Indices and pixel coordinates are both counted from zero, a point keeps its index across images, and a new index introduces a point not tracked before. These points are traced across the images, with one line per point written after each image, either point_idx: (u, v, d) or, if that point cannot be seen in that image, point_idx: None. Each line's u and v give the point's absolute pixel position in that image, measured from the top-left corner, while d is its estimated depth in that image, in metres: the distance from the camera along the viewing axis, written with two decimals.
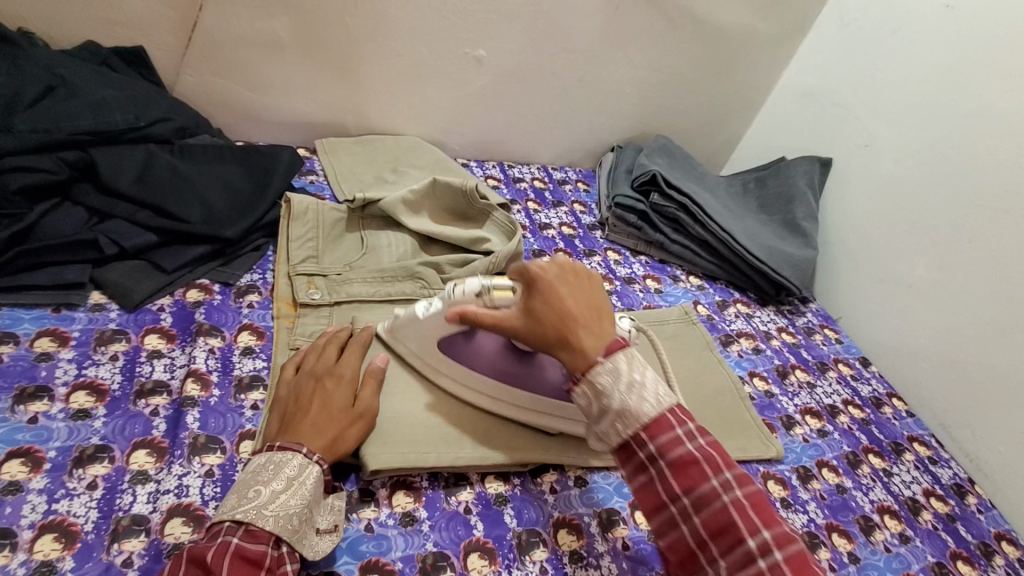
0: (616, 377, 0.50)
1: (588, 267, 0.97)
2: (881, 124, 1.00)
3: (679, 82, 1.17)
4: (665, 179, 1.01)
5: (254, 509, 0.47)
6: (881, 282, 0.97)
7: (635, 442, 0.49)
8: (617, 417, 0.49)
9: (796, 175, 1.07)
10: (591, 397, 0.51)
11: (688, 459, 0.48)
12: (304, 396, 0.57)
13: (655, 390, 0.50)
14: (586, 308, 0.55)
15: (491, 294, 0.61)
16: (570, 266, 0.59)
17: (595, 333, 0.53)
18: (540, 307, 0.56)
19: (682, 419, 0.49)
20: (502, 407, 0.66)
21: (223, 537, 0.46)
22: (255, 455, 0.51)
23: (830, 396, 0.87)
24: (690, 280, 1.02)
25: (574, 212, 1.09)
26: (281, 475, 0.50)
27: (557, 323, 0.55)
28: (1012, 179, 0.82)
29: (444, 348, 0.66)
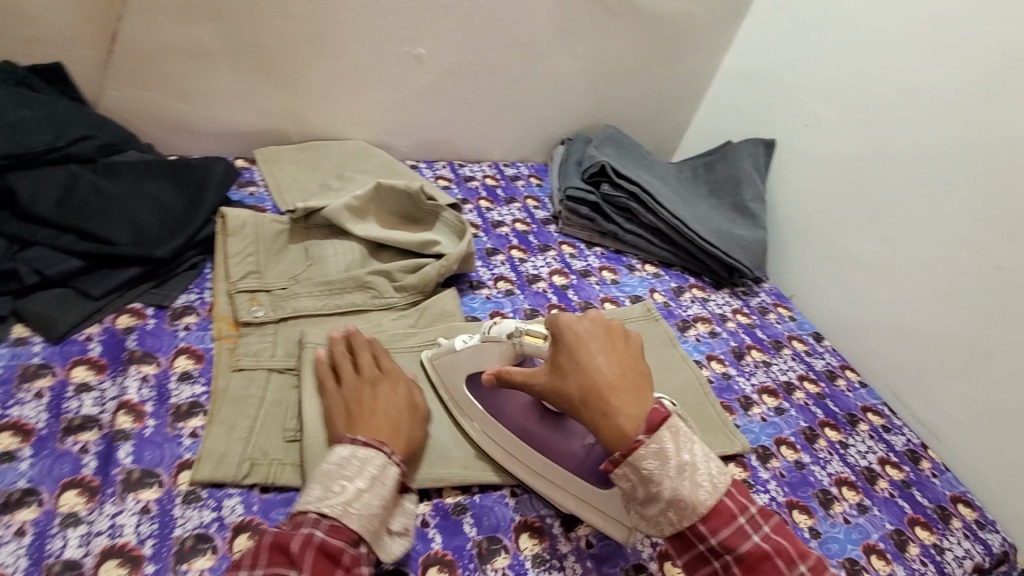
0: (665, 460, 0.48)
1: (543, 263, 0.96)
2: (820, 103, 1.02)
3: (624, 71, 1.17)
4: (615, 171, 1.01)
5: (339, 505, 0.48)
6: (829, 258, 0.99)
7: (694, 536, 0.48)
8: (671, 507, 0.48)
9: (742, 158, 1.09)
10: (635, 481, 0.49)
11: (756, 553, 0.47)
12: (367, 397, 0.59)
13: (710, 474, 0.49)
14: (619, 370, 0.54)
15: (522, 340, 0.61)
16: (610, 330, 0.57)
17: (632, 402, 0.52)
18: (570, 370, 0.55)
19: (742, 505, 0.49)
20: (512, 463, 0.63)
21: (308, 528, 0.47)
22: (338, 445, 0.52)
23: (786, 372, 0.88)
24: (646, 269, 1.02)
25: (527, 208, 1.08)
26: (365, 474, 0.51)
27: (590, 391, 0.53)
28: (944, 149, 0.85)
29: (474, 393, 0.66)
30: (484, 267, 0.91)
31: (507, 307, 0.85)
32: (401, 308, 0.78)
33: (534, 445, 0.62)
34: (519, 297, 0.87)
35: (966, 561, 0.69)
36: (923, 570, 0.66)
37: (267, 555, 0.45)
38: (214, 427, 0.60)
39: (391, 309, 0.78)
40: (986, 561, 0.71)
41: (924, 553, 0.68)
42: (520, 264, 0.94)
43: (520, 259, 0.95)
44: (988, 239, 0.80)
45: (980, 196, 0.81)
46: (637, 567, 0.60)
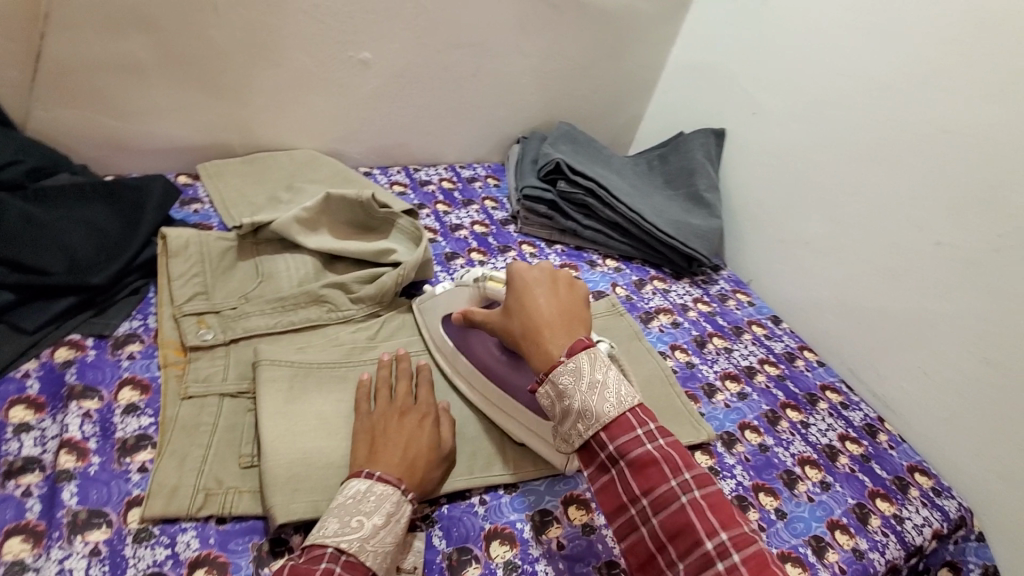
0: (577, 377, 0.53)
1: (504, 264, 0.95)
2: (764, 91, 1.04)
3: (574, 67, 1.17)
4: (570, 167, 1.01)
5: (357, 542, 0.49)
6: (783, 242, 1.02)
7: (596, 443, 0.52)
8: (579, 417, 0.52)
9: (694, 149, 1.11)
10: (553, 397, 0.54)
11: (649, 461, 0.50)
12: (393, 428, 0.59)
13: (617, 391, 0.52)
14: (558, 310, 0.59)
15: (485, 285, 0.68)
16: (558, 278, 0.63)
17: (562, 334, 0.57)
18: (515, 310, 0.61)
19: (642, 419, 0.52)
20: (473, 394, 0.69)
21: (326, 563, 0.47)
22: (353, 478, 0.52)
23: (747, 357, 0.90)
24: (607, 264, 1.02)
25: (485, 209, 1.07)
26: (382, 510, 0.51)
27: (528, 326, 0.59)
28: (882, 129, 0.87)
29: (447, 332, 0.73)
30: (444, 273, 0.89)
31: None
32: (360, 320, 0.76)
33: (492, 380, 0.68)
34: None
35: (924, 529, 0.72)
36: (884, 541, 0.68)
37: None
38: (164, 459, 0.57)
39: (350, 322, 0.75)
40: (943, 526, 0.73)
41: (885, 524, 0.70)
42: (480, 267, 0.93)
43: (480, 262, 0.94)
44: (927, 215, 0.82)
45: (917, 174, 0.83)
46: (610, 564, 0.60)
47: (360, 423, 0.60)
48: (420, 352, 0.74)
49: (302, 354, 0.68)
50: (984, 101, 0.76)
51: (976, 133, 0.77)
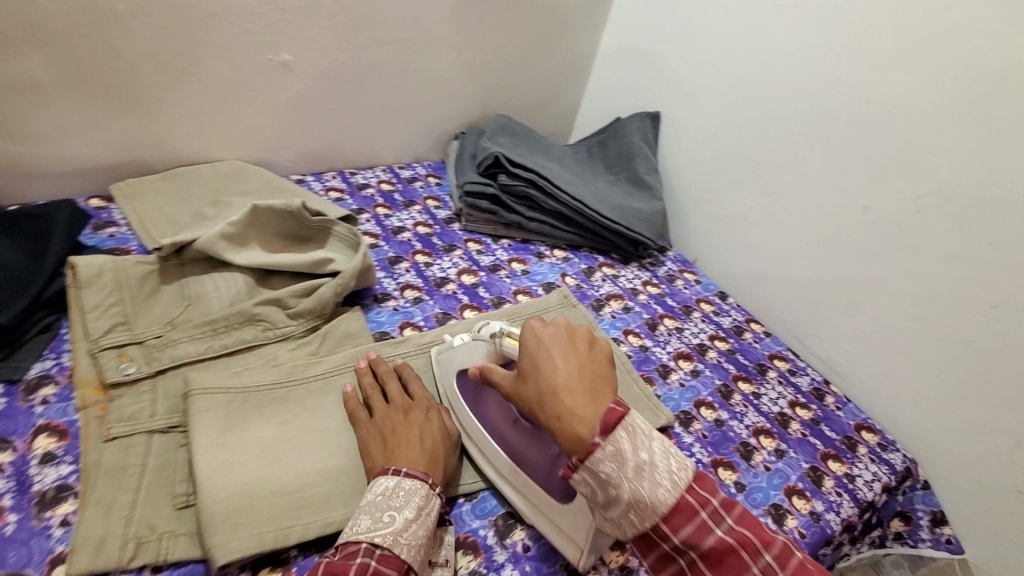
0: (621, 463, 0.47)
1: (450, 264, 0.93)
2: (694, 71, 1.05)
3: (506, 58, 1.15)
4: (509, 160, 0.99)
5: (391, 536, 0.49)
6: (723, 219, 1.04)
7: (657, 535, 0.46)
8: (632, 510, 0.46)
9: (631, 133, 1.11)
10: (594, 486, 0.48)
11: (721, 547, 0.45)
12: (401, 426, 0.60)
13: (669, 470, 0.47)
14: (581, 373, 0.53)
15: (503, 342, 0.64)
16: (578, 336, 0.56)
17: (591, 406, 0.50)
18: (531, 377, 0.54)
19: (704, 499, 0.47)
20: (485, 464, 0.64)
21: (362, 558, 0.47)
22: (382, 477, 0.53)
23: (698, 335, 0.91)
24: (555, 255, 1.02)
25: (428, 209, 1.05)
26: (412, 504, 0.52)
27: (549, 396, 0.52)
28: (807, 102, 0.89)
29: (460, 390, 0.68)
30: (388, 278, 0.86)
31: (418, 315, 0.82)
32: (300, 336, 0.73)
33: (505, 448, 0.63)
34: (429, 303, 0.84)
35: (874, 484, 0.74)
36: (838, 500, 0.70)
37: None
38: (90, 510, 0.52)
39: (289, 339, 0.72)
40: (892, 479, 0.77)
41: (838, 484, 0.72)
42: (425, 269, 0.90)
43: (426, 264, 0.91)
44: (854, 182, 0.85)
45: (841, 142, 0.85)
46: None
47: (368, 427, 0.61)
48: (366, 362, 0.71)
49: (237, 378, 0.64)
50: (896, 68, 0.78)
51: (891, 98, 0.79)
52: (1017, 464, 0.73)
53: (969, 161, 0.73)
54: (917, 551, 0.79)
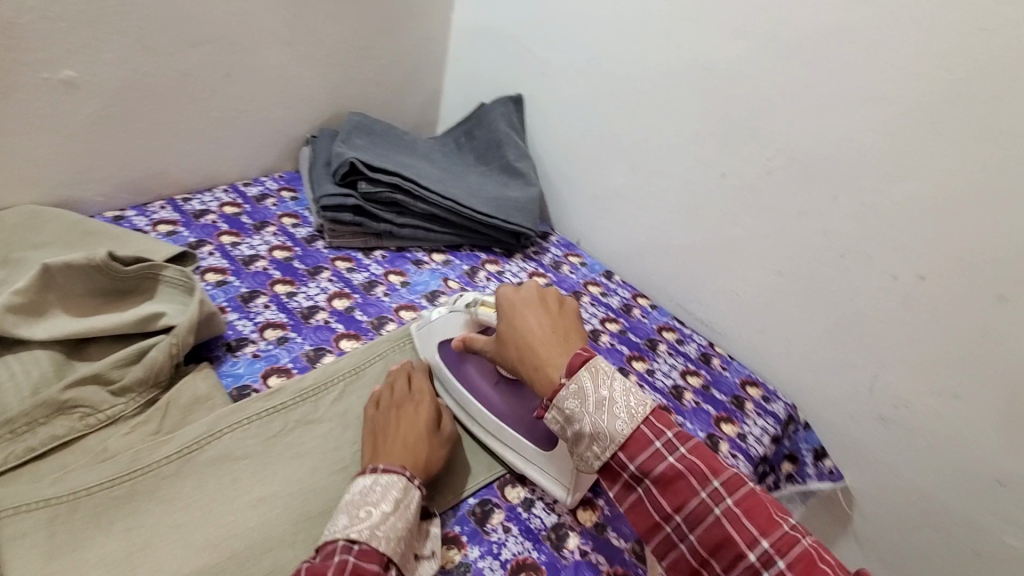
0: (583, 399, 0.53)
1: (318, 289, 0.83)
2: (548, 50, 1.02)
3: (349, 50, 1.05)
4: (366, 164, 0.89)
5: (368, 529, 0.50)
6: (598, 198, 1.03)
7: (617, 465, 0.52)
8: (594, 441, 0.53)
9: (496, 120, 1.07)
10: (562, 421, 0.55)
11: (673, 475, 0.50)
12: (390, 421, 0.62)
13: (627, 405, 0.53)
14: (547, 330, 0.61)
15: (478, 311, 0.70)
16: (543, 298, 0.64)
17: (560, 354, 0.59)
18: (508, 336, 0.62)
19: (659, 430, 0.52)
20: (475, 424, 0.69)
21: (339, 556, 0.48)
22: (358, 476, 0.54)
23: (589, 321, 0.91)
24: (434, 259, 0.95)
25: (285, 229, 0.93)
26: (389, 497, 0.52)
27: (526, 351, 0.60)
28: (657, 75, 0.89)
29: (444, 358, 0.72)
30: (242, 319, 0.75)
31: (285, 357, 0.72)
32: (133, 416, 0.62)
33: (490, 408, 0.67)
34: (298, 340, 0.74)
35: (763, 438, 0.79)
36: (735, 462, 0.74)
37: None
38: None
39: (122, 422, 0.61)
40: (777, 429, 0.82)
41: (732, 446, 0.76)
42: (288, 300, 0.80)
43: (288, 294, 0.81)
44: (709, 151, 0.86)
45: (693, 113, 0.87)
46: None
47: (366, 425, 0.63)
48: (229, 429, 0.61)
49: (61, 483, 0.54)
50: (732, 36, 0.80)
51: (732, 66, 0.81)
52: (876, 393, 0.80)
53: (804, 120, 0.76)
54: (805, 487, 0.87)
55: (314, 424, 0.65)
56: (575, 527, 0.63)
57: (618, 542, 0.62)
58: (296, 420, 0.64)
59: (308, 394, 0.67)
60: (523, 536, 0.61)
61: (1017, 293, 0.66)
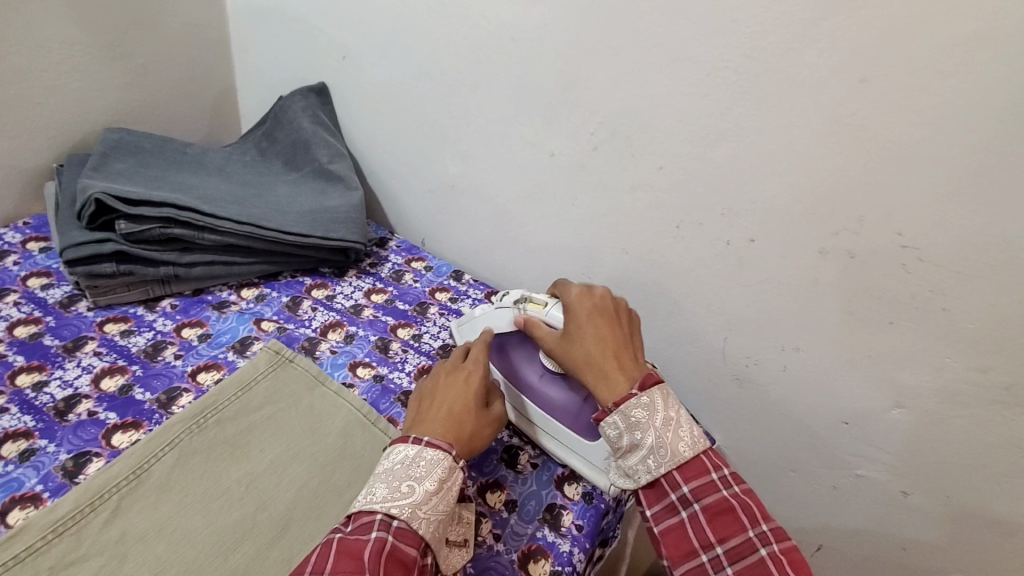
0: (651, 413, 0.56)
1: (80, 370, 0.65)
2: (342, 29, 0.87)
3: (85, 50, 0.82)
4: (120, 199, 0.71)
5: (409, 507, 0.50)
6: (434, 192, 0.93)
7: (668, 483, 0.55)
8: (653, 453, 0.55)
9: (297, 117, 0.91)
10: (623, 427, 0.57)
11: (724, 506, 0.53)
12: (442, 390, 0.62)
13: (691, 432, 0.57)
14: (615, 346, 0.61)
15: (526, 308, 0.69)
16: (616, 305, 0.65)
17: (626, 370, 0.60)
18: (578, 337, 0.62)
19: (716, 465, 0.56)
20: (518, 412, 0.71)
21: (378, 533, 0.48)
22: (402, 445, 0.54)
23: (438, 336, 0.81)
24: (244, 296, 0.80)
25: (31, 295, 0.73)
26: (432, 475, 0.52)
27: (594, 357, 0.61)
28: (464, 50, 0.78)
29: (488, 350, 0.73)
30: None
31: (30, 479, 0.55)
32: None
33: (532, 398, 0.69)
34: (50, 450, 0.58)
35: None
36: None
37: (334, 561, 0.46)
38: None
39: None
40: None
41: None
42: (35, 395, 0.62)
43: (35, 386, 0.63)
44: (534, 129, 0.78)
45: (509, 90, 0.77)
46: None
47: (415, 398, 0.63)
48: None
49: None
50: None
51: (537, 32, 0.72)
52: (730, 356, 0.80)
53: (618, 88, 0.70)
54: None
55: (77, 566, 0.50)
56: None
57: None
58: (45, 569, 0.49)
59: (64, 527, 0.52)
60: None
61: (835, 245, 0.65)
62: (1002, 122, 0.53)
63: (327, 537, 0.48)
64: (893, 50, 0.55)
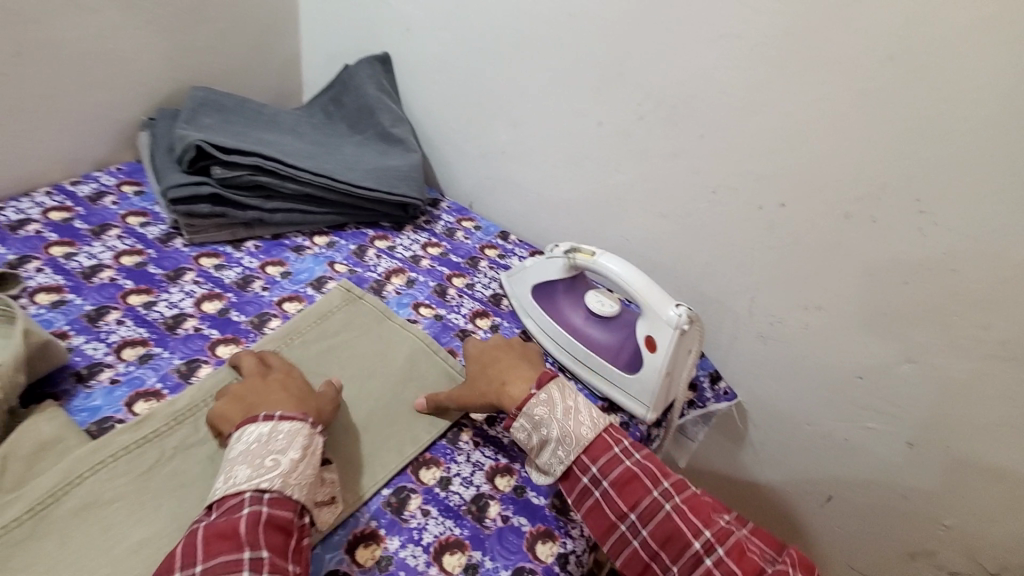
0: (551, 407, 0.62)
1: (182, 295, 0.74)
2: (407, 3, 0.95)
3: (177, 14, 0.90)
4: (217, 146, 0.79)
5: (278, 478, 0.51)
6: (484, 158, 1.00)
7: (579, 469, 0.60)
8: (561, 444, 0.61)
9: (363, 83, 0.98)
10: (529, 428, 0.62)
11: (629, 476, 0.59)
12: (261, 382, 0.60)
13: (589, 412, 0.62)
14: (510, 365, 0.68)
15: (575, 257, 0.76)
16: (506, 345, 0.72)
17: (524, 379, 0.66)
18: (475, 375, 0.69)
19: (615, 439, 0.62)
20: (563, 351, 0.78)
21: (251, 507, 0.49)
22: (253, 424, 0.54)
23: (489, 286, 0.89)
24: (317, 243, 0.88)
25: (132, 230, 0.81)
26: (296, 444, 0.53)
27: (493, 380, 0.67)
28: (523, 25, 0.85)
29: (536, 298, 0.82)
30: (91, 343, 0.65)
31: (151, 378, 0.64)
32: None
33: (577, 338, 0.77)
34: (165, 355, 0.66)
35: None
36: None
37: (205, 547, 0.47)
38: None
39: None
40: None
41: None
42: (147, 312, 0.71)
43: (145, 305, 0.71)
44: (583, 99, 0.85)
45: (563, 62, 0.84)
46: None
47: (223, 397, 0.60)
48: (91, 470, 0.54)
49: None
50: None
51: (594, 9, 0.79)
52: (756, 315, 0.87)
53: (665, 64, 0.77)
54: (706, 409, 0.92)
55: (201, 444, 0.59)
56: (495, 495, 0.63)
57: (538, 500, 0.63)
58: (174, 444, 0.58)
59: (189, 413, 0.60)
60: (444, 516, 0.59)
61: (859, 209, 0.73)
62: (1012, 100, 0.60)
63: (192, 528, 0.49)
64: (922, 31, 0.62)
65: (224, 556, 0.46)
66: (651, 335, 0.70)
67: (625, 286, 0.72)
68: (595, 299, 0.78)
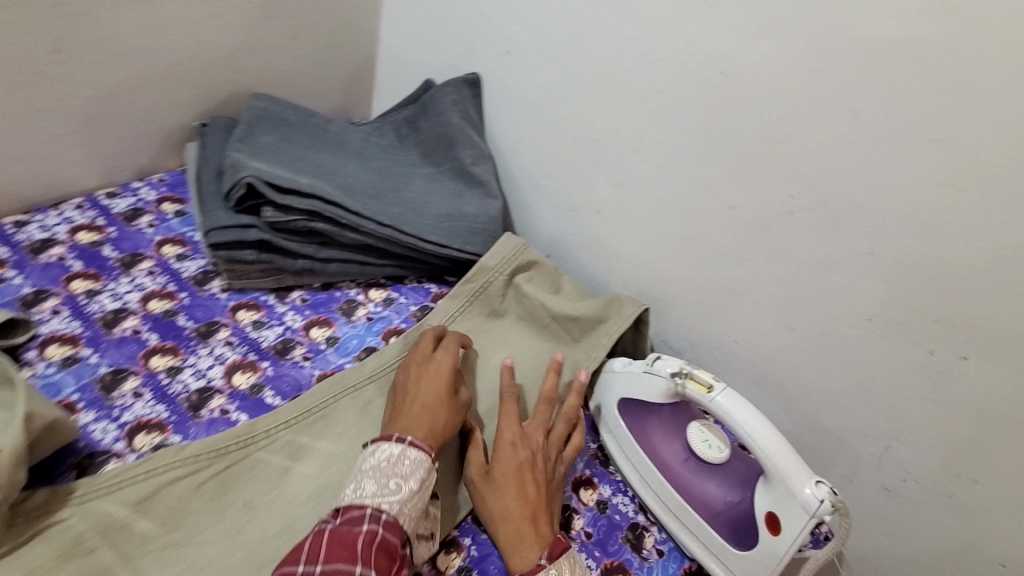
0: None
1: (210, 360, 0.63)
2: (512, 21, 0.79)
3: (244, 8, 0.77)
4: (271, 185, 0.67)
5: (397, 504, 0.49)
6: (573, 211, 0.84)
7: None
8: None
9: (447, 110, 0.84)
10: None
11: None
12: (420, 377, 0.61)
13: None
14: (532, 504, 0.55)
15: (686, 384, 0.62)
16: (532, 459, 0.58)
17: (535, 536, 0.54)
18: (495, 476, 0.57)
19: None
20: (647, 491, 0.64)
21: (368, 525, 0.47)
22: (387, 443, 0.52)
23: None
24: (372, 298, 0.76)
25: (165, 265, 0.70)
26: (417, 474, 0.51)
27: (509, 514, 0.55)
28: (656, 73, 0.69)
29: (624, 416, 0.68)
30: (99, 424, 0.55)
31: None
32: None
33: (670, 481, 0.63)
34: None
35: None
36: None
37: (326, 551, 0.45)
38: None
39: None
40: None
41: None
42: (169, 382, 0.60)
43: (169, 372, 0.61)
44: (716, 174, 0.69)
45: (699, 127, 0.68)
46: None
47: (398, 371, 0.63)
48: (142, 474, 0.51)
49: None
50: (758, 34, 0.61)
51: (756, 73, 0.62)
52: (884, 464, 0.68)
53: (845, 154, 0.59)
54: None
55: (237, 484, 0.54)
56: None
57: None
58: (211, 499, 0.52)
59: (230, 447, 0.55)
60: None
61: None
62: None
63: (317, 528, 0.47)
64: None
65: (337, 564, 0.44)
66: (774, 512, 0.56)
67: (746, 439, 0.58)
68: (701, 438, 0.64)
